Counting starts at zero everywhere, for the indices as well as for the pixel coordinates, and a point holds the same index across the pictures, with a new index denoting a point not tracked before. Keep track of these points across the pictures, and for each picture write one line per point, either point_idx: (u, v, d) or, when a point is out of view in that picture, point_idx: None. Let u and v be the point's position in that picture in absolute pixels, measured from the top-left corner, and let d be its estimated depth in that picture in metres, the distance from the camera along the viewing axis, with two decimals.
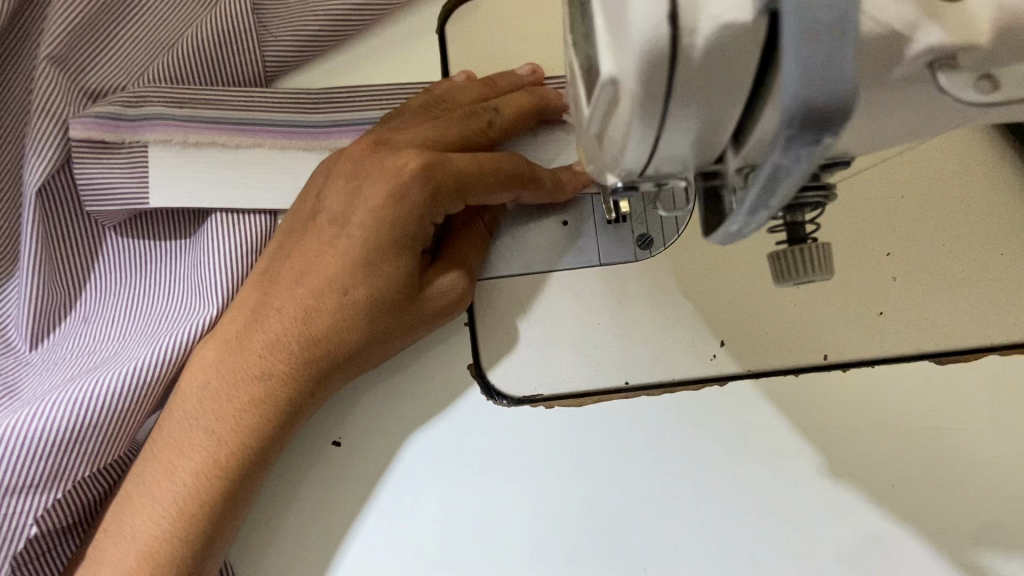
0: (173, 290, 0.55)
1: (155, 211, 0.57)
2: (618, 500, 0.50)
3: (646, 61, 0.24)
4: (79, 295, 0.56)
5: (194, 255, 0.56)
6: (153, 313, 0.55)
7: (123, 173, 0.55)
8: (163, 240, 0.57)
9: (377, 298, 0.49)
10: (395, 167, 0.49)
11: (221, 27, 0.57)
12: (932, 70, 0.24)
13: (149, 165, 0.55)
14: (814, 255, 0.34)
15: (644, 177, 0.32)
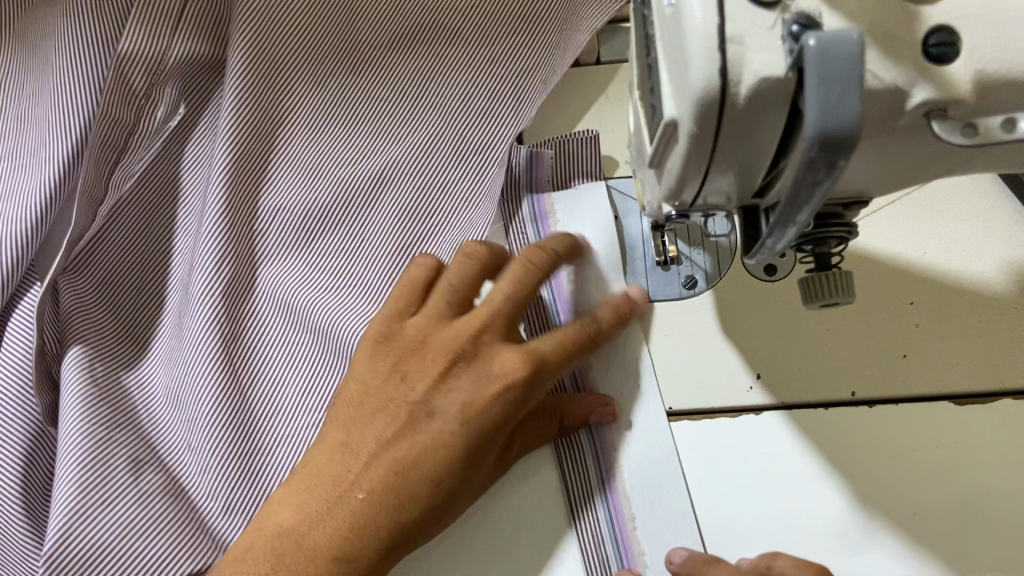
0: (280, 434, 0.57)
1: (288, 400, 0.58)
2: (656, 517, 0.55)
3: (700, 104, 0.31)
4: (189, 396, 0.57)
5: (290, 428, 0.57)
6: (274, 449, 0.56)
7: (270, 396, 0.58)
8: (288, 406, 0.57)
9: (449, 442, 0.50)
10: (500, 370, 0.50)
11: (370, 143, 0.65)
12: (928, 119, 0.31)
13: (269, 367, 0.58)
14: (838, 279, 0.40)
15: (695, 207, 0.39)
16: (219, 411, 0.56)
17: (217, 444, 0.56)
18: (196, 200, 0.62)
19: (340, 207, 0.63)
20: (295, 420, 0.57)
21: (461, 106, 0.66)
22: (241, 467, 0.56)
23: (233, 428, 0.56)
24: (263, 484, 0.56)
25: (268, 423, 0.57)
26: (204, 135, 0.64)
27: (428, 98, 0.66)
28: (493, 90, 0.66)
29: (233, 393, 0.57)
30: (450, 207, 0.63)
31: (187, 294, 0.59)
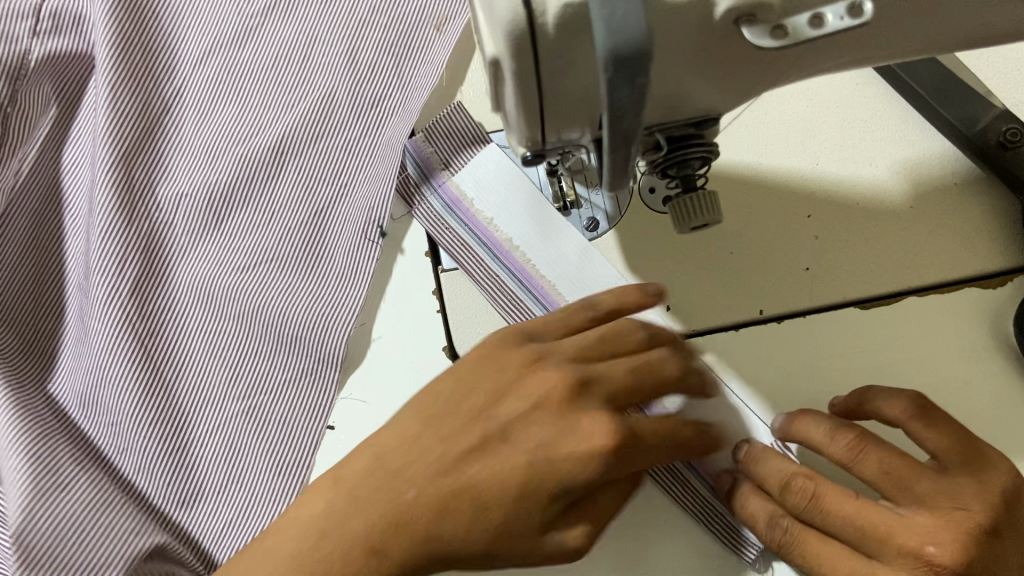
0: (212, 413, 0.56)
1: (211, 378, 0.57)
2: None
3: (510, 35, 0.31)
4: (104, 395, 0.57)
5: (217, 406, 0.56)
6: (203, 429, 0.56)
7: (191, 377, 0.57)
8: (214, 384, 0.57)
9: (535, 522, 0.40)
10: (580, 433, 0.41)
11: (257, 114, 0.63)
12: (738, 26, 0.31)
13: (188, 353, 0.58)
14: (703, 201, 0.41)
15: (548, 144, 0.38)
16: (143, 409, 0.56)
17: (146, 441, 0.56)
18: (81, 200, 0.62)
19: (241, 186, 0.61)
20: (224, 408, 0.56)
21: (345, 58, 0.63)
22: (175, 459, 0.56)
23: (163, 421, 0.56)
24: (200, 471, 0.55)
25: (197, 414, 0.56)
26: (81, 136, 0.63)
27: (306, 55, 0.64)
28: (370, 34, 0.64)
29: (149, 386, 0.57)
30: (357, 165, 0.61)
31: (87, 301, 0.59)
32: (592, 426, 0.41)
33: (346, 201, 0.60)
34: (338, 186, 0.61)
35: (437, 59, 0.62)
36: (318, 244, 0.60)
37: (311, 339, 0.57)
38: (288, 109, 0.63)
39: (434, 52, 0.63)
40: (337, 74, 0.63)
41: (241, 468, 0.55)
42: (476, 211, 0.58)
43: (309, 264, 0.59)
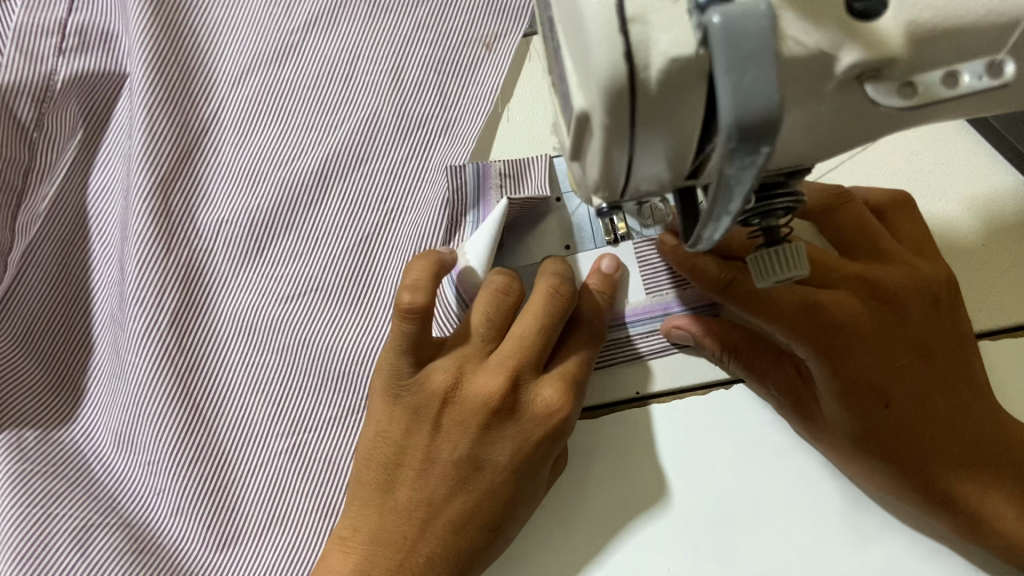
0: (258, 452, 0.54)
1: (255, 415, 0.54)
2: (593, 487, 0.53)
3: (608, 92, 0.28)
4: (139, 435, 0.54)
5: (261, 445, 0.54)
6: (248, 467, 0.53)
7: (235, 413, 0.54)
8: (259, 421, 0.54)
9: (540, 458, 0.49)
10: (544, 407, 0.49)
11: (299, 135, 0.59)
12: (861, 81, 0.28)
13: (230, 388, 0.55)
14: (791, 252, 0.37)
15: (627, 196, 0.36)
16: (184, 448, 0.53)
17: (186, 483, 0.53)
18: (112, 226, 0.59)
19: (284, 212, 0.58)
20: (270, 445, 0.54)
21: (389, 77, 0.60)
22: (217, 501, 0.53)
23: (203, 461, 0.53)
24: (244, 513, 0.53)
25: (241, 452, 0.54)
26: (110, 159, 0.60)
27: (349, 72, 0.60)
28: (415, 52, 0.61)
29: (188, 424, 0.54)
30: (405, 190, 0.58)
31: (121, 334, 0.56)
32: (551, 395, 0.49)
33: (393, 228, 0.57)
34: (384, 212, 0.58)
35: (486, 82, 0.60)
36: (365, 273, 0.56)
37: (360, 375, 0.54)
38: (331, 130, 0.59)
39: (483, 75, 0.60)
40: (380, 92, 0.60)
41: (286, 510, 0.53)
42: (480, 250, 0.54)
43: (355, 295, 0.56)
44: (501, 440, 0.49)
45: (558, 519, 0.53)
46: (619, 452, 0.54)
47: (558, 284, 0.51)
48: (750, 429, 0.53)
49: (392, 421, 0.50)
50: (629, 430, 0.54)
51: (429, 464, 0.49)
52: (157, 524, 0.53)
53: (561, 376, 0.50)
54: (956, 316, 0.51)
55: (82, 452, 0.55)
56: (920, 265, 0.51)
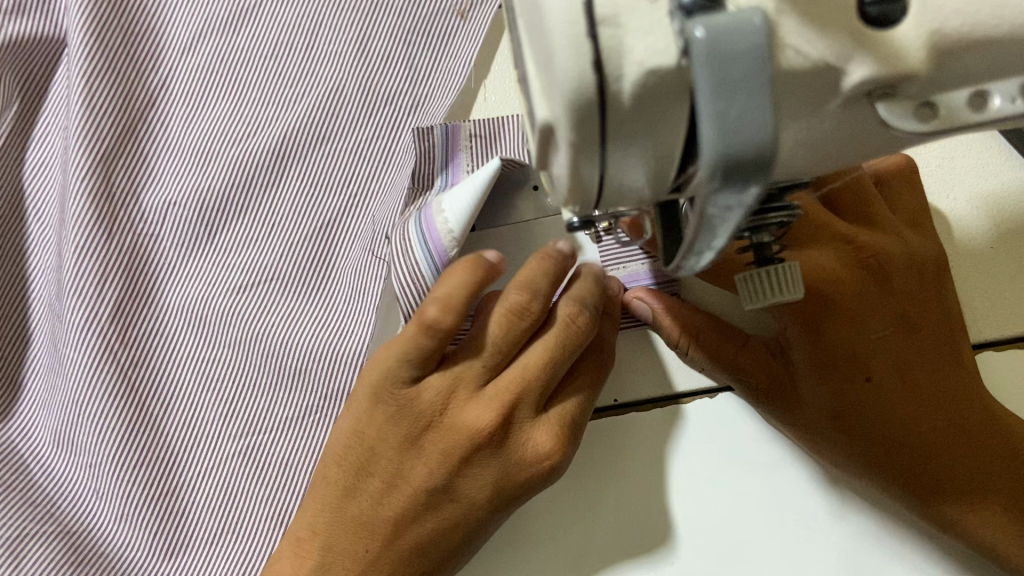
0: (206, 455, 0.50)
1: (203, 415, 0.50)
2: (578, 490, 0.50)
3: (573, 103, 0.24)
4: (79, 435, 0.51)
5: (209, 447, 0.50)
6: (194, 472, 0.50)
7: (182, 412, 0.50)
8: (208, 422, 0.50)
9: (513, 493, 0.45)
10: (537, 455, 0.44)
11: (255, 109, 0.54)
12: (872, 99, 0.23)
13: (178, 386, 0.51)
14: (782, 275, 0.33)
15: (600, 209, 0.31)
16: (126, 450, 0.50)
17: (129, 487, 0.50)
18: (52, 206, 0.55)
19: (237, 194, 0.53)
20: (221, 447, 0.50)
21: (354, 45, 0.55)
22: (162, 506, 0.49)
23: (148, 464, 0.50)
24: (192, 520, 0.49)
25: (189, 455, 0.50)
26: (49, 132, 0.56)
27: (310, 39, 0.55)
28: (384, 18, 0.55)
29: (130, 425, 0.50)
30: (369, 172, 0.53)
31: (61, 325, 0.52)
32: (545, 444, 0.44)
33: (356, 214, 0.53)
34: (347, 196, 0.53)
35: (461, 54, 0.54)
36: (325, 262, 0.52)
37: (317, 373, 0.50)
38: (290, 104, 0.54)
39: (458, 46, 0.55)
40: (345, 63, 0.54)
41: (236, 518, 0.49)
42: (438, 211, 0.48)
43: (314, 287, 0.52)
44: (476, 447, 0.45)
45: (523, 541, 0.50)
46: (597, 468, 0.50)
47: (578, 311, 0.45)
48: (744, 441, 0.49)
49: (363, 427, 0.45)
50: (616, 441, 0.51)
51: (399, 479, 0.45)
52: (98, 530, 0.50)
53: (559, 420, 0.45)
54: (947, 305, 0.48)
55: (21, 452, 0.52)
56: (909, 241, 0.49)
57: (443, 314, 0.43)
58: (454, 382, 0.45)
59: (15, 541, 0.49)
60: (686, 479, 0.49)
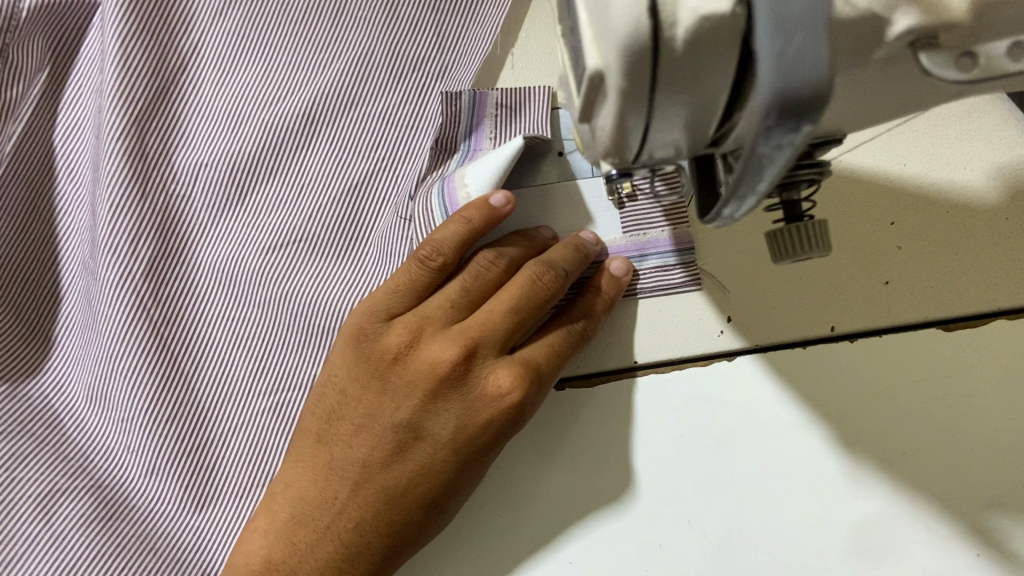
0: (235, 411, 0.51)
1: (234, 372, 0.51)
2: (597, 450, 0.51)
3: (628, 51, 0.25)
4: (112, 390, 0.52)
5: (239, 404, 0.51)
6: (225, 428, 0.51)
7: (213, 369, 0.52)
8: (238, 379, 0.51)
9: (498, 429, 0.47)
10: (495, 389, 0.47)
11: (285, 73, 0.55)
12: (914, 50, 0.24)
13: (209, 343, 0.52)
14: (810, 232, 0.34)
15: (639, 163, 0.32)
16: (159, 405, 0.51)
17: (161, 441, 0.51)
18: (84, 167, 0.56)
19: (267, 156, 0.54)
20: (252, 403, 0.51)
21: (383, 9, 0.55)
22: (194, 460, 0.50)
23: (181, 419, 0.51)
24: (223, 475, 0.50)
25: (220, 411, 0.51)
26: (81, 94, 0.56)
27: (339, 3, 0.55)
28: None
29: (162, 380, 0.51)
30: (397, 136, 0.54)
31: (94, 283, 0.53)
32: (503, 380, 0.47)
33: (383, 177, 0.53)
34: (375, 160, 0.54)
35: (487, 20, 0.55)
36: (353, 224, 0.53)
37: None
38: (320, 69, 0.55)
39: (484, 13, 0.55)
40: (373, 27, 0.55)
41: (267, 471, 0.50)
42: (459, 187, 0.51)
43: (342, 249, 0.53)
44: (486, 377, 0.48)
45: (542, 496, 0.51)
46: (602, 431, 0.52)
47: (545, 270, 0.49)
48: (742, 409, 0.50)
49: (349, 372, 0.49)
50: (607, 406, 0.52)
51: (369, 421, 0.48)
52: (128, 484, 0.51)
53: (522, 363, 0.48)
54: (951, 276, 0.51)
55: (54, 407, 0.53)
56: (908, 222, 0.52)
57: (433, 250, 0.49)
58: (425, 322, 0.49)
59: (46, 494, 0.50)
60: (703, 438, 0.50)
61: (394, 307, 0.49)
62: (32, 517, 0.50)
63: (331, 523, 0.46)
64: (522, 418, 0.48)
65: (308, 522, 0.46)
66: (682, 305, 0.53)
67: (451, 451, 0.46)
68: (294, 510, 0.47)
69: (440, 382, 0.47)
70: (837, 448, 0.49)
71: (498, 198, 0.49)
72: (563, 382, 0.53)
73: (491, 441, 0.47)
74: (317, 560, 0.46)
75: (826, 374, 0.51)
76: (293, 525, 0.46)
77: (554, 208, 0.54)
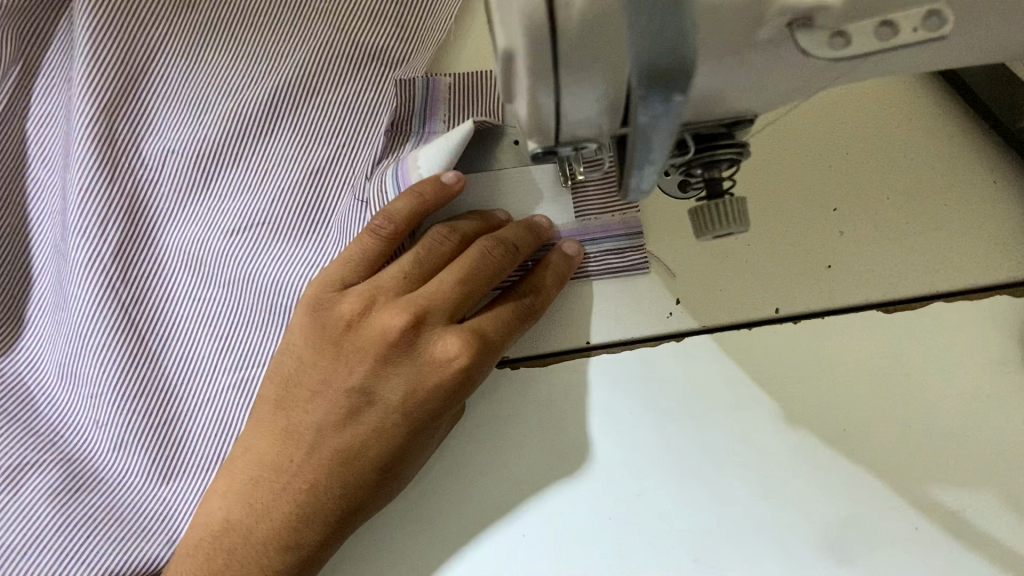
0: (200, 386, 0.53)
1: (199, 349, 0.53)
2: (550, 430, 0.53)
3: (531, 30, 0.27)
4: (81, 367, 0.54)
5: (204, 380, 0.53)
6: (190, 403, 0.53)
7: (179, 346, 0.54)
8: (203, 356, 0.53)
9: (446, 396, 0.49)
10: (443, 355, 0.49)
11: (250, 62, 0.57)
12: (792, 29, 0.26)
13: (175, 322, 0.54)
14: (727, 209, 0.36)
15: (562, 141, 0.34)
16: (126, 380, 0.53)
17: (129, 415, 0.53)
18: (56, 153, 0.58)
19: (231, 141, 0.56)
20: (217, 379, 0.53)
21: (345, 3, 0.58)
22: (160, 433, 0.52)
23: (148, 394, 0.53)
24: (188, 448, 0.52)
25: (185, 387, 0.53)
26: (54, 84, 0.58)
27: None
28: None
29: (130, 357, 0.53)
30: (358, 124, 0.56)
31: (66, 265, 0.55)
32: (451, 346, 0.49)
33: (344, 163, 0.55)
34: (335, 146, 0.56)
35: (442, 13, 0.59)
36: (314, 207, 0.55)
37: None
38: (283, 58, 0.57)
39: (443, 5, 0.60)
40: (336, 19, 0.58)
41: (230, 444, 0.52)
42: (413, 167, 0.53)
43: (304, 231, 0.55)
44: (434, 344, 0.49)
45: (496, 471, 0.52)
46: (555, 410, 0.53)
47: (495, 246, 0.51)
48: (690, 387, 0.52)
49: (306, 341, 0.51)
50: (560, 385, 0.54)
51: (324, 387, 0.50)
52: (95, 458, 0.53)
53: (470, 332, 0.50)
54: (889, 255, 0.53)
55: (26, 384, 0.56)
56: (855, 205, 0.54)
57: (383, 223, 0.51)
58: (377, 292, 0.51)
59: (18, 466, 0.53)
60: (649, 415, 0.52)
61: (348, 278, 0.52)
62: (5, 489, 0.52)
63: (286, 483, 0.48)
64: (469, 385, 0.49)
65: (264, 484, 0.48)
66: (632, 289, 0.55)
67: (401, 415, 0.49)
68: (251, 473, 0.49)
69: (390, 349, 0.50)
70: (779, 425, 0.51)
71: (450, 177, 0.52)
72: (518, 360, 0.55)
73: (438, 406, 0.49)
74: (272, 519, 0.47)
75: (769, 355, 0.53)
76: (250, 487, 0.48)
77: (511, 194, 0.56)
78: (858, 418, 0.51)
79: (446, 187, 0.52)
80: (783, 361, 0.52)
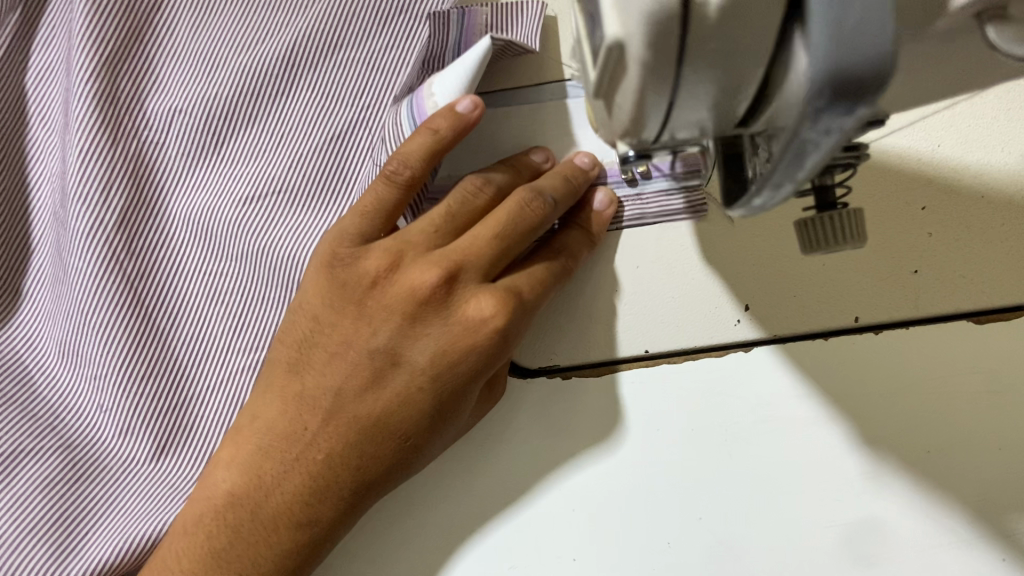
0: (211, 368, 0.48)
1: (211, 329, 0.49)
2: (601, 444, 0.49)
3: (653, 19, 0.22)
4: (82, 344, 0.49)
5: (216, 362, 0.48)
6: (200, 387, 0.48)
7: (189, 325, 0.49)
8: (215, 335, 0.49)
9: (480, 365, 0.44)
10: (476, 314, 0.44)
11: (266, 13, 0.52)
12: (981, 21, 0.22)
13: (185, 299, 0.49)
14: (845, 221, 0.31)
15: (658, 144, 0.29)
16: (129, 358, 0.48)
17: (132, 397, 0.48)
18: (56, 112, 0.53)
19: (245, 100, 0.51)
20: (232, 360, 0.48)
21: None
22: (165, 418, 0.48)
23: (153, 375, 0.48)
24: (200, 433, 0.48)
25: (196, 369, 0.48)
26: (54, 35, 0.54)
27: None
28: None
29: (133, 333, 0.49)
30: (384, 82, 0.50)
31: (65, 233, 0.50)
32: (485, 304, 0.44)
33: (370, 126, 0.50)
34: (360, 107, 0.50)
35: None
36: (337, 175, 0.50)
37: None
38: (303, 9, 0.51)
39: None
40: None
41: None
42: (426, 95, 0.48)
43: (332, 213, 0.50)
44: (469, 302, 0.44)
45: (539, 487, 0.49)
46: (607, 420, 0.49)
47: (533, 197, 0.46)
48: (759, 400, 0.48)
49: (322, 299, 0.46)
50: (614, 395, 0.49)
51: (344, 348, 0.45)
52: (96, 443, 0.49)
53: (505, 291, 0.45)
54: (982, 261, 0.49)
55: (25, 362, 0.52)
56: (945, 205, 0.49)
57: (400, 167, 0.46)
58: (404, 246, 0.46)
59: (12, 454, 0.48)
60: (709, 427, 0.48)
61: (370, 230, 0.46)
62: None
63: (300, 456, 0.43)
64: (506, 347, 0.44)
65: (273, 455, 0.43)
66: (696, 292, 0.50)
67: (428, 379, 0.43)
68: (261, 441, 0.44)
69: (418, 309, 0.45)
70: (858, 442, 0.47)
71: (464, 104, 0.46)
72: (569, 368, 0.50)
73: (462, 385, 0.44)
74: (283, 495, 0.42)
75: (849, 364, 0.48)
76: (258, 459, 0.43)
77: None
78: (947, 439, 0.46)
79: (463, 116, 0.46)
80: (864, 374, 0.48)
